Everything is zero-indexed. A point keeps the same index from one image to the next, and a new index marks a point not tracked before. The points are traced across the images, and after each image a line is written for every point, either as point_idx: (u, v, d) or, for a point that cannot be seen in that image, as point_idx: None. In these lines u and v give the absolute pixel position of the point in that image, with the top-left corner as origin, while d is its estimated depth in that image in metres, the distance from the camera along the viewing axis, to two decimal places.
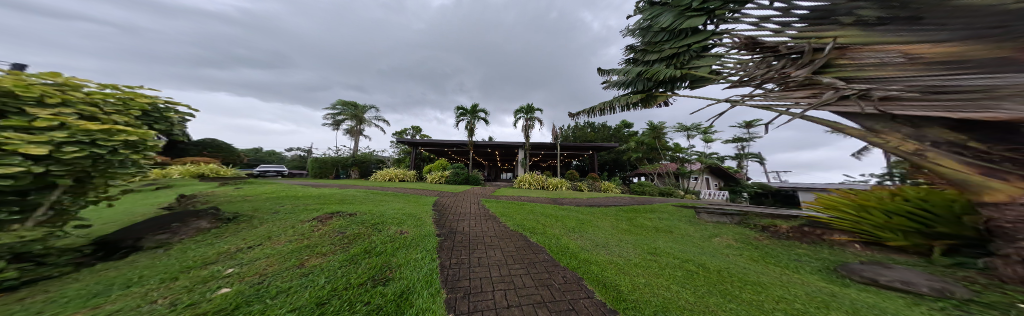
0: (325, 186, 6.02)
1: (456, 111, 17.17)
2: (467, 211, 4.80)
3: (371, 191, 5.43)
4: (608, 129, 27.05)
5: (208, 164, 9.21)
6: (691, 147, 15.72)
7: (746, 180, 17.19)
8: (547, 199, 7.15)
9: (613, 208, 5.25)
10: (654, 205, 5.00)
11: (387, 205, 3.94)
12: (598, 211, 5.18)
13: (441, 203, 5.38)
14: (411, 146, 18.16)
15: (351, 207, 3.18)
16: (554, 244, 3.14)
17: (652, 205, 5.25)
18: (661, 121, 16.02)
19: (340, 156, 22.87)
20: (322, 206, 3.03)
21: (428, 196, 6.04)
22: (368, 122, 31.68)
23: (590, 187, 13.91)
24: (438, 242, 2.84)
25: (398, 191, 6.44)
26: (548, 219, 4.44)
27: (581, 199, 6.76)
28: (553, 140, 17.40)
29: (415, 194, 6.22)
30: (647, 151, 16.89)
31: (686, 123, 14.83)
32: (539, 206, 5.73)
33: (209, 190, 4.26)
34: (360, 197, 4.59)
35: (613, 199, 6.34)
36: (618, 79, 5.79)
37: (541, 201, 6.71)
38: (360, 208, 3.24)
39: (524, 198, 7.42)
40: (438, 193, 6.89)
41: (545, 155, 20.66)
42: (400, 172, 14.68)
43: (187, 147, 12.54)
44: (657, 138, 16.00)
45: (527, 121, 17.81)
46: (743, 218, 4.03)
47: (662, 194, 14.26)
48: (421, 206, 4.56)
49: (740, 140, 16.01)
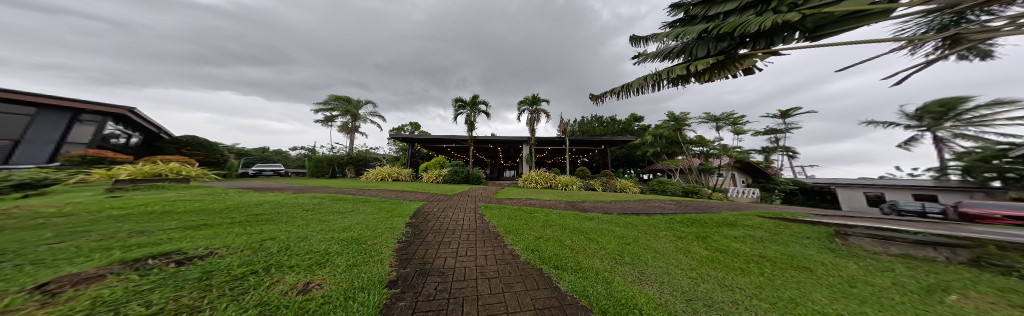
0: (282, 190, 4.68)
1: (455, 104, 15.74)
2: (457, 226, 3.38)
3: (332, 196, 4.06)
4: (617, 123, 25.27)
5: (169, 163, 8.04)
6: (717, 140, 13.88)
7: (778, 176, 15.41)
8: (564, 202, 5.66)
9: (662, 216, 3.70)
10: (724, 213, 3.45)
11: (327, 222, 2.49)
12: (640, 222, 3.62)
13: (425, 212, 4.03)
14: (407, 143, 16.83)
15: (225, 236, 1.66)
16: (607, 298, 1.66)
17: (720, 214, 3.46)
18: (683, 111, 14.24)
19: (335, 154, 21.79)
20: (151, 238, 1.46)
21: (413, 203, 4.70)
22: (363, 118, 30.64)
23: (605, 186, 12.31)
24: (381, 306, 1.38)
25: (375, 194, 5.14)
26: (576, 237, 2.99)
27: (607, 202, 5.26)
28: (561, 135, 15.82)
29: (395, 199, 4.89)
30: (667, 145, 15.16)
31: (713, 113, 13.07)
32: (555, 214, 4.25)
33: (86, 197, 2.94)
34: (303, 206, 3.17)
35: (653, 202, 4.81)
36: (661, 47, 4.12)
37: (556, 205, 5.26)
38: (250, 234, 1.73)
39: (534, 200, 5.96)
40: (426, 198, 5.49)
41: (551, 151, 19.09)
42: (393, 171, 13.45)
43: (163, 146, 11.67)
44: (678, 131, 14.16)
45: (532, 113, 16.26)
46: (980, 254, 2.61)
47: (686, 193, 12.65)
48: (389, 220, 3.12)
49: (773, 131, 14.16)
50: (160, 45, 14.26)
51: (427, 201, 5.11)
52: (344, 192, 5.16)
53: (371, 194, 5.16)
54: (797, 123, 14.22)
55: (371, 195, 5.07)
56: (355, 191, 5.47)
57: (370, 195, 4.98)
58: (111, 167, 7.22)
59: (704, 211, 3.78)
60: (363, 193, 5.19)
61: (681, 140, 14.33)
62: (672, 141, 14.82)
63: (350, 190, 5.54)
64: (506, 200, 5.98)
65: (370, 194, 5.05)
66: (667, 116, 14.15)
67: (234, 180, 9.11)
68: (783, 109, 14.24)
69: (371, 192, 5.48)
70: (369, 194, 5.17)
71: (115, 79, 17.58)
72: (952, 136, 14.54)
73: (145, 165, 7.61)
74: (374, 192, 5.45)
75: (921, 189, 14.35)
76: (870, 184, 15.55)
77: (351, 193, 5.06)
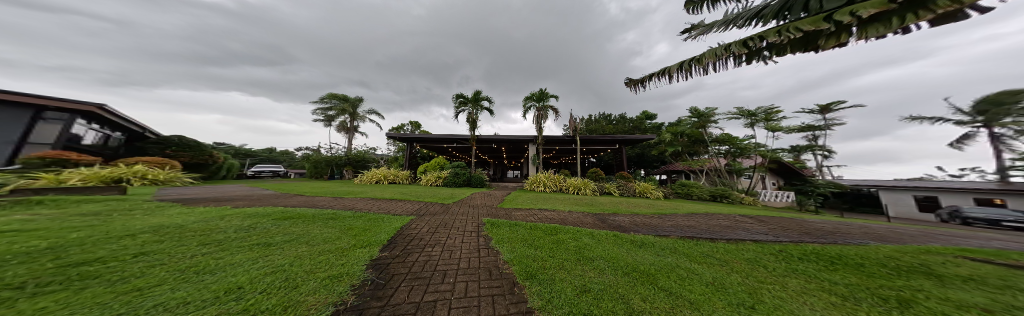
0: (230, 201, 3.67)
1: (456, 100, 14.69)
2: (452, 265, 2.23)
3: (280, 212, 2.95)
4: (629, 122, 23.89)
5: (134, 165, 7.18)
6: (747, 138, 12.42)
7: (815, 178, 13.81)
8: (587, 215, 4.44)
9: (756, 244, 2.42)
10: (881, 251, 1.96)
11: (200, 278, 1.30)
12: (731, 256, 2.23)
13: (411, 236, 2.91)
14: (405, 142, 15.85)
15: None
16: None
17: (870, 255, 1.96)
18: (707, 107, 12.88)
19: (333, 154, 21.05)
20: None
21: (400, 220, 3.62)
22: (362, 117, 29.87)
23: (623, 189, 10.92)
24: None
25: (350, 206, 4.05)
26: (642, 287, 1.80)
27: (648, 215, 4.02)
28: (570, 133, 14.57)
29: (376, 213, 3.79)
30: (688, 144, 13.81)
31: (743, 107, 11.69)
32: (591, 239, 3.07)
33: None
34: (207, 232, 2.01)
35: (713, 216, 3.57)
36: (745, 7, 2.81)
37: (581, 221, 4.05)
38: None
39: (549, 212, 4.81)
40: (415, 211, 4.38)
41: (559, 150, 17.86)
42: (389, 172, 12.47)
43: (144, 146, 10.91)
44: (703, 128, 12.78)
45: (539, 110, 15.07)
46: None
47: (714, 197, 11.23)
48: (341, 257, 1.96)
49: (809, 128, 12.71)
50: (162, 42, 14.65)
51: (416, 216, 3.97)
52: (310, 202, 4.07)
53: (345, 206, 4.07)
54: (839, 119, 12.66)
55: (344, 206, 3.98)
56: (329, 200, 4.44)
57: (341, 207, 3.85)
58: (62, 171, 6.33)
59: (822, 239, 2.35)
60: (335, 204, 4.11)
61: (705, 138, 12.94)
62: (695, 139, 13.44)
63: (323, 199, 4.50)
64: (516, 213, 4.82)
65: (342, 206, 3.94)
66: (689, 112, 12.84)
67: (210, 184, 8.24)
68: (821, 104, 12.73)
69: (346, 202, 4.40)
70: (343, 205, 4.08)
71: (124, 79, 18.16)
72: (1017, 132, 12.83)
73: (104, 168, 6.76)
74: (350, 203, 4.36)
75: (982, 192, 12.66)
76: (919, 187, 13.90)
77: (322, 204, 3.98)
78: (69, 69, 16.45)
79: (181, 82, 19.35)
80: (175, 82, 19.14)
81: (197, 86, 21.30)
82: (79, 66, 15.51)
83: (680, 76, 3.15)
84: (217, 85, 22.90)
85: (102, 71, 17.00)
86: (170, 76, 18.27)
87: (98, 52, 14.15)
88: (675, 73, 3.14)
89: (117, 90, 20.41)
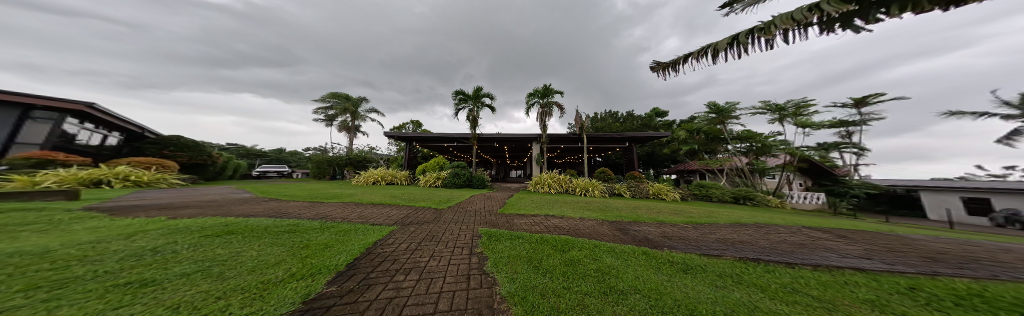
0: (182, 207, 3.13)
1: (455, 97, 14.16)
2: (424, 305, 1.55)
3: (221, 225, 2.35)
4: (637, 120, 22.92)
5: (118, 166, 6.89)
6: (773, 134, 11.29)
7: (847, 178, 12.60)
8: (599, 224, 3.76)
9: (872, 279, 1.57)
10: None
11: None
12: (841, 294, 1.46)
13: (383, 255, 2.25)
14: (405, 141, 15.42)
15: None
16: None
17: None
18: (727, 102, 11.86)
19: (335, 154, 20.87)
20: None
21: (377, 231, 2.98)
22: (363, 116, 29.66)
23: (635, 191, 10.05)
24: None
25: (323, 212, 3.44)
26: None
27: (680, 223, 3.25)
28: (576, 131, 13.77)
29: (351, 222, 3.17)
30: (704, 142, 12.86)
31: (768, 101, 10.69)
32: (615, 258, 2.35)
33: None
34: (71, 263, 1.39)
35: (771, 227, 2.77)
36: None
37: (596, 232, 3.34)
38: None
39: (557, 220, 4.14)
40: (401, 218, 3.73)
41: (564, 150, 17.11)
42: (386, 173, 12.00)
43: (142, 146, 10.76)
44: (722, 124, 11.78)
45: (543, 107, 14.33)
46: None
47: (736, 199, 10.28)
48: (252, 300, 1.30)
49: (844, 124, 11.55)
50: (170, 43, 14.84)
51: (400, 225, 3.32)
52: (276, 208, 3.49)
53: (317, 212, 3.47)
54: (876, 113, 11.49)
55: (315, 213, 3.38)
56: (303, 205, 3.87)
57: (310, 215, 3.24)
58: (41, 172, 6.04)
59: (982, 277, 1.58)
60: (306, 210, 3.51)
61: (724, 135, 11.98)
62: (712, 137, 12.48)
63: (297, 204, 3.93)
64: (518, 221, 4.15)
65: (312, 213, 3.34)
66: (708, 107, 11.89)
67: (199, 186, 7.91)
68: (855, 97, 11.54)
69: (322, 208, 3.81)
70: (316, 212, 3.49)
71: (137, 80, 18.57)
72: None
73: (85, 169, 6.44)
74: (325, 208, 3.76)
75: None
76: (964, 188, 12.61)
77: (289, 210, 3.39)
78: (84, 71, 16.88)
79: (189, 83, 19.65)
80: (184, 83, 19.46)
81: (205, 87, 21.62)
82: (92, 68, 15.84)
83: (731, 53, 2.43)
84: (229, 87, 23.35)
85: (116, 73, 17.42)
86: (179, 78, 18.59)
87: (110, 53, 14.46)
88: (726, 49, 2.42)
89: (131, 92, 20.97)
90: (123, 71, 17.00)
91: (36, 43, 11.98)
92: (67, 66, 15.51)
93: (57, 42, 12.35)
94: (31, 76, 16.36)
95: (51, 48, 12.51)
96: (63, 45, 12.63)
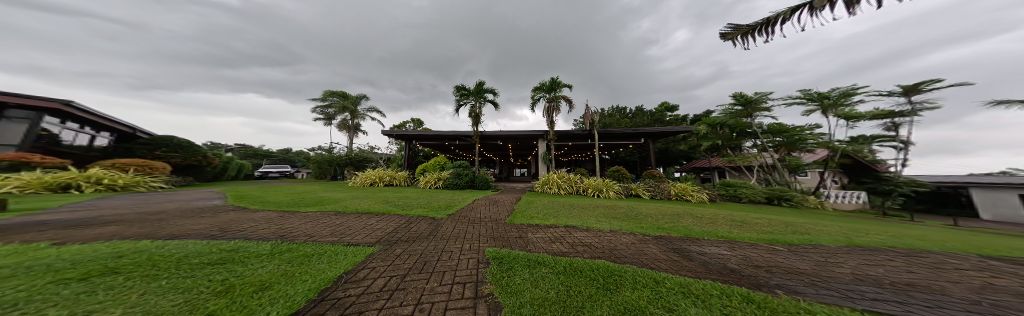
0: (96, 224, 2.38)
1: (456, 93, 13.37)
2: None
3: (114, 257, 1.59)
4: (648, 115, 21.77)
5: (92, 169, 6.33)
6: (808, 128, 10.18)
7: (889, 175, 11.44)
8: (638, 241, 2.88)
9: None
10: None
11: None
12: None
13: (343, 306, 1.41)
14: (403, 140, 14.75)
15: None
16: None
17: None
18: (757, 92, 10.78)
19: (335, 154, 20.46)
20: None
21: (349, 255, 2.21)
22: (362, 115, 28.97)
23: (654, 192, 9.06)
24: None
25: (286, 225, 2.69)
26: None
27: (760, 243, 2.38)
28: (586, 127, 12.82)
29: (317, 239, 2.41)
30: (729, 136, 11.73)
31: (807, 89, 9.58)
32: (701, 305, 1.48)
33: None
34: None
35: (920, 256, 1.86)
36: None
37: (642, 254, 2.49)
38: None
39: (582, 234, 3.31)
40: (385, 235, 2.93)
41: (571, 147, 16.21)
42: (384, 173, 11.37)
43: (132, 147, 10.35)
44: (748, 118, 10.74)
45: (549, 101, 13.40)
46: None
47: (768, 199, 9.32)
48: None
49: (885, 115, 10.55)
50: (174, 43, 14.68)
51: (381, 248, 2.48)
52: (224, 221, 2.71)
53: (277, 225, 2.70)
54: (927, 103, 10.58)
55: (274, 226, 2.62)
56: (266, 216, 3.11)
57: (263, 229, 2.47)
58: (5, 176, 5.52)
59: None
60: (265, 223, 2.75)
61: (752, 129, 10.89)
62: (738, 131, 11.42)
63: (260, 215, 3.17)
64: (535, 236, 3.32)
65: (268, 226, 2.57)
66: (734, 98, 10.87)
67: (183, 189, 7.36)
68: (905, 84, 10.78)
69: (288, 218, 3.05)
70: (276, 224, 2.73)
71: (143, 81, 18.60)
72: None
73: (56, 172, 5.92)
74: (292, 219, 3.00)
75: None
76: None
77: (240, 223, 2.63)
78: (92, 72, 16.93)
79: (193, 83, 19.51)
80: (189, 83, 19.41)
81: (210, 87, 21.55)
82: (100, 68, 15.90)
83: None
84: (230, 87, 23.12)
85: (122, 74, 17.43)
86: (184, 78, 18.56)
87: (113, 53, 14.31)
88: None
89: (138, 93, 21.09)
90: (129, 72, 17.00)
91: (38, 42, 11.84)
92: (74, 67, 15.57)
93: (60, 41, 12.20)
94: (40, 78, 16.47)
95: (57, 48, 12.47)
96: (68, 45, 12.57)
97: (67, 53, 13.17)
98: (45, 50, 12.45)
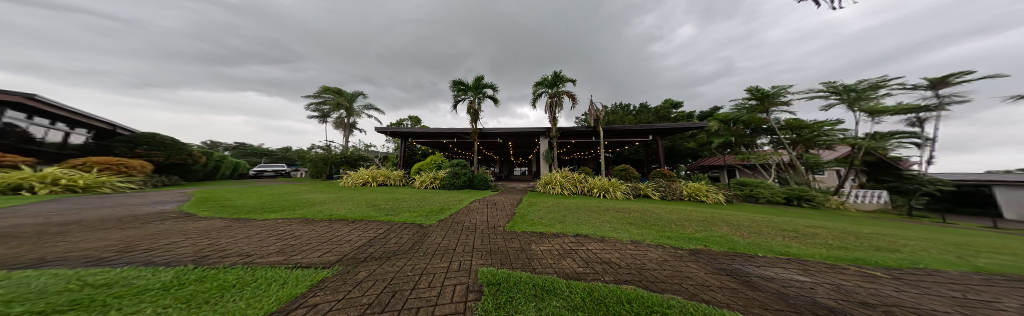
0: None
1: (454, 88, 12.73)
2: None
3: None
4: (652, 112, 21.13)
5: (48, 169, 5.84)
6: (828, 123, 9.55)
7: (911, 173, 10.89)
8: (670, 256, 2.23)
9: None
10: None
11: None
12: None
13: None
14: (399, 138, 14.13)
15: None
16: None
17: None
18: (774, 86, 10.17)
19: (331, 152, 19.93)
20: None
21: (288, 284, 1.59)
22: (358, 113, 28.23)
23: (665, 192, 8.48)
24: None
25: (216, 243, 2.09)
26: None
27: (841, 264, 1.75)
28: (590, 124, 12.21)
29: (249, 261, 1.81)
30: (742, 133, 11.16)
31: (831, 82, 8.94)
32: None
33: None
34: None
35: None
36: None
37: (684, 277, 1.83)
38: None
39: (597, 246, 2.70)
40: (346, 252, 2.33)
41: (574, 145, 15.59)
42: (377, 173, 10.81)
43: (111, 144, 9.81)
44: (764, 113, 10.15)
45: (552, 97, 12.74)
46: None
47: (787, 200, 8.76)
48: None
49: (911, 109, 9.93)
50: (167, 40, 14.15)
51: (333, 274, 1.86)
52: (134, 239, 2.11)
53: (207, 243, 2.11)
54: (956, 96, 9.94)
55: (198, 246, 2.01)
56: (202, 228, 2.50)
57: (176, 251, 1.86)
58: None
59: None
60: (193, 240, 2.16)
61: (767, 125, 10.36)
62: (752, 128, 10.83)
63: (197, 225, 2.59)
64: (539, 251, 2.68)
65: (188, 246, 1.98)
66: (749, 92, 10.30)
67: (155, 191, 6.81)
68: (933, 77, 10.09)
69: (231, 231, 2.47)
70: (206, 242, 2.13)
71: (138, 79, 18.21)
72: None
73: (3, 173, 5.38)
74: (231, 232, 2.40)
75: None
76: None
77: (158, 240, 2.06)
78: (86, 71, 16.52)
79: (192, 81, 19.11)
80: (185, 81, 18.99)
81: (206, 85, 21.11)
82: (96, 67, 15.57)
83: None
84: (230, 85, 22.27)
85: (118, 72, 17.01)
86: (182, 76, 18.20)
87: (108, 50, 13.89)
88: None
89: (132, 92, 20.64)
90: (125, 70, 16.60)
91: (36, 42, 11.54)
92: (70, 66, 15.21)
93: (58, 39, 11.88)
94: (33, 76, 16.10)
95: (52, 45, 12.12)
96: (62, 43, 12.18)
97: (62, 51, 12.81)
98: (40, 49, 12.10)
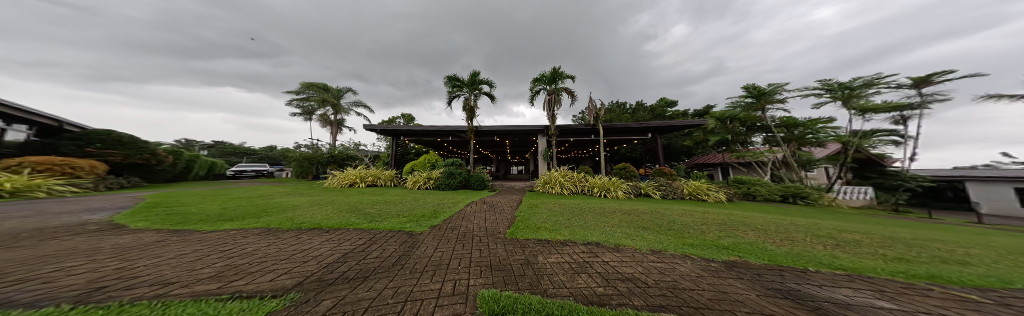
0: None
1: (448, 84, 12.15)
2: None
3: None
4: (647, 110, 21.19)
5: None
6: (823, 121, 9.66)
7: (897, 169, 11.24)
8: (707, 271, 1.87)
9: None
10: None
11: None
12: None
13: None
14: (390, 136, 13.42)
15: None
16: None
17: None
18: (769, 83, 10.15)
19: (317, 151, 18.85)
20: None
21: None
22: (346, 109, 26.97)
23: (666, 191, 8.32)
24: None
25: (128, 278, 1.57)
26: None
27: (919, 283, 1.42)
28: (589, 122, 11.94)
29: (162, 300, 1.29)
30: (738, 131, 11.28)
31: (827, 80, 9.03)
32: None
33: None
34: None
35: None
36: None
37: (738, 300, 1.45)
38: None
39: (616, 260, 2.33)
40: (313, 272, 1.90)
41: (572, 143, 15.35)
42: (365, 173, 10.15)
43: (57, 143, 8.71)
44: (761, 111, 10.17)
45: (549, 94, 12.40)
46: None
47: (785, 198, 8.79)
48: None
49: (897, 107, 10.21)
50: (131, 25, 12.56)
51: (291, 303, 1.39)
52: (6, 271, 1.58)
53: (115, 280, 1.58)
54: (939, 94, 10.27)
55: (94, 281, 1.53)
56: (121, 253, 1.96)
57: (53, 291, 1.36)
58: None
59: None
60: (96, 272, 1.67)
61: (764, 123, 10.40)
62: (749, 125, 10.87)
63: (113, 245, 2.07)
64: (551, 265, 2.29)
65: (80, 283, 1.45)
66: (745, 90, 10.29)
67: (102, 195, 5.98)
68: (916, 76, 10.39)
69: (160, 254, 1.94)
70: (116, 276, 1.61)
71: (99, 71, 16.47)
72: None
73: None
74: (164, 251, 2.00)
75: None
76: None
77: (47, 270, 1.59)
78: (38, 64, 14.62)
79: (165, 76, 17.36)
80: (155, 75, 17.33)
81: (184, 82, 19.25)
82: (51, 59, 13.81)
83: None
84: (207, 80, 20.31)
85: (76, 64, 15.20)
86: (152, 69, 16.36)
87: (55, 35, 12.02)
88: None
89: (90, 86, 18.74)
90: (84, 57, 14.81)
91: None
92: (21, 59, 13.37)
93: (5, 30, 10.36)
94: None
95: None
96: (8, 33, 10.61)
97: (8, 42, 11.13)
98: None
